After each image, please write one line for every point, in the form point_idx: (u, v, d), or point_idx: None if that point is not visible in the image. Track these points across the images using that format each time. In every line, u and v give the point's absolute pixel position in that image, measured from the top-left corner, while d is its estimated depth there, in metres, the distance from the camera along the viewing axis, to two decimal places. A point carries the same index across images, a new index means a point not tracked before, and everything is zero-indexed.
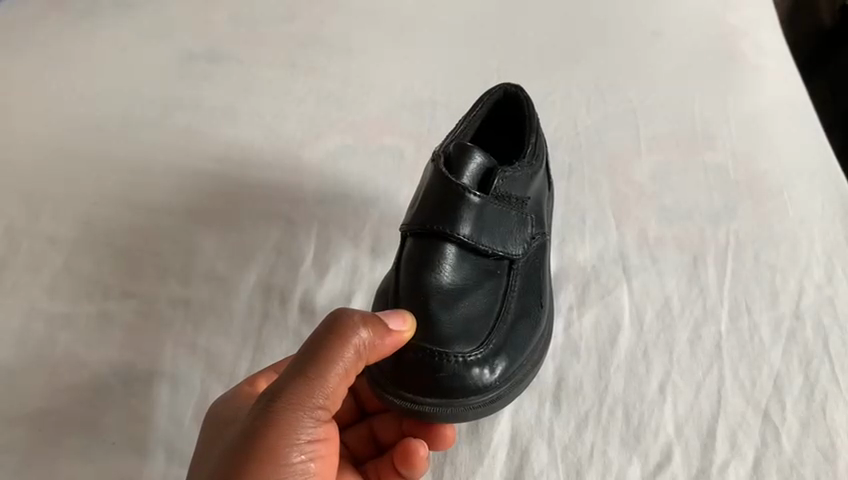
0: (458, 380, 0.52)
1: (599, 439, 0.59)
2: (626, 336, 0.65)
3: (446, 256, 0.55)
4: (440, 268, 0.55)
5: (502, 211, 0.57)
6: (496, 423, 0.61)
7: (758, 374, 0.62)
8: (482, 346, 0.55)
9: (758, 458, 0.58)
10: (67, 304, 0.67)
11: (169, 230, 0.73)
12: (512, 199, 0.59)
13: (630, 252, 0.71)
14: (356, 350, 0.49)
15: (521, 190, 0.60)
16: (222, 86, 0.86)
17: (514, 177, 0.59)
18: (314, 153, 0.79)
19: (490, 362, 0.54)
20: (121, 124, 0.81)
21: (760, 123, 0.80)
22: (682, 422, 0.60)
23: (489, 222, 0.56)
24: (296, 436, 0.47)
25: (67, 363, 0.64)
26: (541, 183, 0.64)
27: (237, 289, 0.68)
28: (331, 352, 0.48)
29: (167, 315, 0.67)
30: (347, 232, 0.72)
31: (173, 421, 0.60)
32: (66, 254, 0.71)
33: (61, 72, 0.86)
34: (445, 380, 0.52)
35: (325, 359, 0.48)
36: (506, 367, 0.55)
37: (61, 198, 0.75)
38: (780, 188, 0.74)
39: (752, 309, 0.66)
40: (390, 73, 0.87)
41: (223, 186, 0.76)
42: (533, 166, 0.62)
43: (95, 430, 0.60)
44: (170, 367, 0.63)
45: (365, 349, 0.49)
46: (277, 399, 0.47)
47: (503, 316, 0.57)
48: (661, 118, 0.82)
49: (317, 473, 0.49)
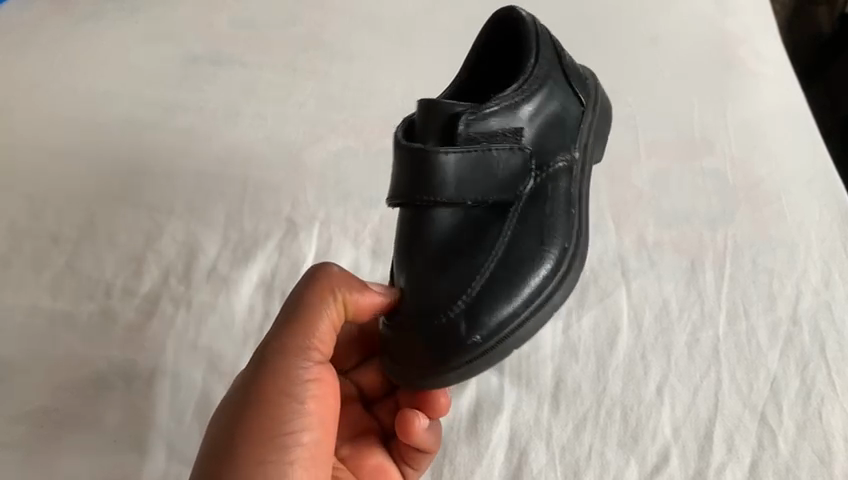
0: (439, 351, 0.51)
1: (598, 440, 0.60)
2: (624, 338, 0.66)
3: (430, 225, 0.54)
4: (423, 238, 0.54)
5: (481, 156, 0.53)
6: (495, 424, 0.62)
7: (755, 378, 0.62)
8: (473, 305, 0.52)
9: (754, 461, 0.58)
10: (68, 303, 0.68)
11: (171, 229, 0.73)
12: (493, 139, 0.54)
13: (628, 255, 0.72)
14: (334, 295, 0.56)
15: (504, 126, 0.55)
16: (224, 88, 0.86)
17: (490, 117, 0.54)
18: (315, 153, 0.80)
19: (480, 323, 0.52)
20: (122, 125, 0.82)
21: (758, 129, 0.80)
22: (679, 425, 0.61)
23: (465, 174, 0.53)
24: (290, 372, 0.53)
25: (69, 361, 0.64)
26: (544, 106, 0.58)
27: (238, 289, 0.69)
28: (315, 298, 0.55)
29: (168, 315, 0.67)
30: (347, 233, 0.73)
31: (173, 419, 0.61)
32: (68, 253, 0.71)
33: (63, 73, 0.87)
34: (427, 355, 0.52)
35: (308, 304, 0.55)
36: (500, 322, 0.52)
37: (63, 197, 0.75)
38: (777, 193, 0.74)
39: (750, 312, 0.66)
40: (391, 76, 0.88)
41: (225, 185, 0.77)
42: (521, 94, 0.56)
43: (97, 428, 0.61)
44: (171, 365, 0.64)
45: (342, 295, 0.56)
46: (271, 342, 0.54)
47: (505, 266, 0.54)
48: (660, 122, 0.83)
49: (317, 414, 0.53)
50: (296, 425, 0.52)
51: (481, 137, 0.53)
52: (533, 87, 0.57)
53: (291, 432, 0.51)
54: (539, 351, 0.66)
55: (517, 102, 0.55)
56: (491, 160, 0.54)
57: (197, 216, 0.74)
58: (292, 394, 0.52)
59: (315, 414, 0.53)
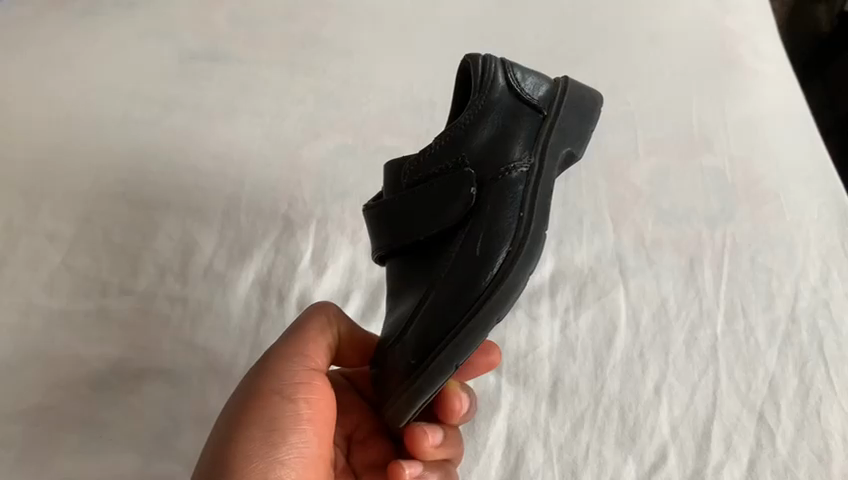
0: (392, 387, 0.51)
1: (595, 439, 0.60)
2: (622, 337, 0.66)
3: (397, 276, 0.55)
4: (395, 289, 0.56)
5: (417, 195, 0.52)
6: (492, 424, 0.63)
7: (754, 376, 0.62)
8: (417, 336, 0.50)
9: (752, 460, 0.58)
10: (64, 300, 0.68)
11: (167, 226, 0.73)
12: (433, 171, 0.53)
13: (627, 253, 0.71)
14: (330, 315, 0.59)
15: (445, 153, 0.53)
16: (222, 84, 0.86)
17: (423, 157, 0.53)
18: (313, 151, 0.79)
19: (418, 352, 0.50)
20: (118, 122, 0.81)
21: (757, 127, 0.80)
22: (677, 424, 0.61)
23: (406, 217, 0.53)
24: (290, 376, 0.55)
25: (65, 358, 0.64)
26: (489, 126, 0.54)
27: (235, 288, 0.69)
28: (313, 316, 0.58)
29: (165, 313, 0.67)
30: (345, 231, 0.72)
31: (170, 417, 0.61)
32: (64, 251, 0.71)
33: (60, 69, 0.86)
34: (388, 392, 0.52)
35: (307, 321, 0.58)
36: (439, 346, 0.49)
37: (59, 194, 0.75)
38: (776, 191, 0.74)
39: (748, 311, 0.66)
40: (389, 73, 0.87)
41: (222, 182, 0.76)
42: (457, 125, 0.54)
43: (94, 426, 0.61)
44: (167, 364, 0.64)
45: (336, 316, 0.60)
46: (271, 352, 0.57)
47: (456, 290, 0.50)
48: (658, 120, 0.83)
49: (311, 418, 0.55)
50: (286, 424, 0.54)
51: (419, 178, 0.53)
52: (474, 109, 0.54)
53: (279, 430, 0.53)
54: (536, 350, 0.66)
55: (451, 132, 0.54)
56: (429, 190, 0.52)
57: (194, 213, 0.74)
58: (290, 395, 0.54)
59: (308, 418, 0.55)
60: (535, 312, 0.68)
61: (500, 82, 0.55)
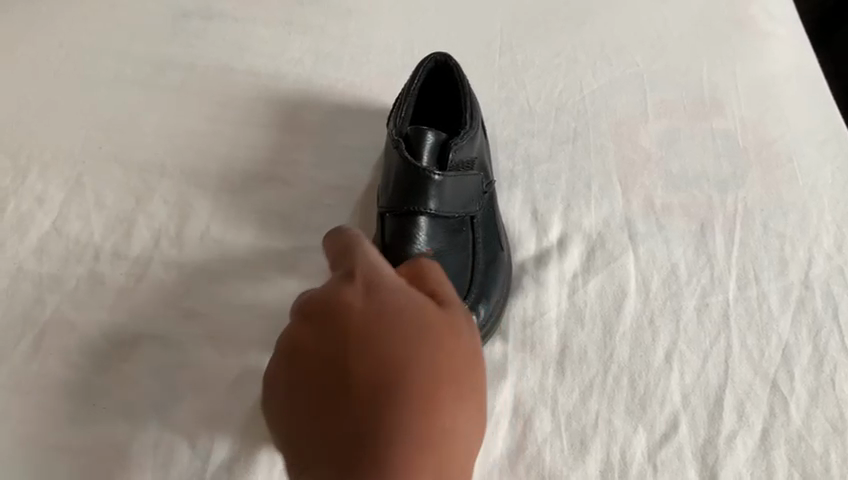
0: None
1: (604, 407, 0.58)
2: (632, 303, 0.63)
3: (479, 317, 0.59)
4: None
5: (445, 228, 0.62)
6: (498, 392, 0.58)
7: (766, 344, 0.61)
8: None
9: (765, 429, 0.57)
10: (54, 266, 0.64)
11: (161, 188, 0.70)
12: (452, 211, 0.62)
13: (636, 219, 0.69)
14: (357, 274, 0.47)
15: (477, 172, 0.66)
16: (216, 44, 0.83)
17: (474, 180, 0.63)
18: (311, 115, 0.77)
19: None
20: (111, 84, 0.79)
21: (771, 88, 0.78)
22: (688, 392, 0.59)
23: (439, 238, 0.61)
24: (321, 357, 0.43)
25: (54, 327, 0.61)
26: (461, 147, 0.63)
27: (233, 250, 0.66)
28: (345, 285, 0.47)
29: (159, 278, 0.64)
30: (346, 195, 0.70)
31: (166, 386, 0.58)
32: (54, 215, 0.68)
33: (46, 28, 0.83)
34: None
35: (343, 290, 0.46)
36: None
37: (48, 157, 0.72)
38: (791, 154, 0.72)
39: (760, 278, 0.65)
40: (390, 33, 0.85)
41: (219, 146, 0.74)
42: (473, 152, 0.65)
43: (87, 397, 0.58)
44: (164, 329, 0.61)
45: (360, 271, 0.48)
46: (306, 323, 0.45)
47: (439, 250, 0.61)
48: (668, 82, 0.80)
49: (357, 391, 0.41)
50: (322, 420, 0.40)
51: (451, 208, 0.62)
52: (474, 147, 0.65)
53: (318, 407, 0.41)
54: (543, 316, 0.62)
55: (471, 157, 0.65)
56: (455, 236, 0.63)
57: (191, 176, 0.71)
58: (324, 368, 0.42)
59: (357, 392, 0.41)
60: (542, 278, 0.65)
61: (480, 141, 0.67)
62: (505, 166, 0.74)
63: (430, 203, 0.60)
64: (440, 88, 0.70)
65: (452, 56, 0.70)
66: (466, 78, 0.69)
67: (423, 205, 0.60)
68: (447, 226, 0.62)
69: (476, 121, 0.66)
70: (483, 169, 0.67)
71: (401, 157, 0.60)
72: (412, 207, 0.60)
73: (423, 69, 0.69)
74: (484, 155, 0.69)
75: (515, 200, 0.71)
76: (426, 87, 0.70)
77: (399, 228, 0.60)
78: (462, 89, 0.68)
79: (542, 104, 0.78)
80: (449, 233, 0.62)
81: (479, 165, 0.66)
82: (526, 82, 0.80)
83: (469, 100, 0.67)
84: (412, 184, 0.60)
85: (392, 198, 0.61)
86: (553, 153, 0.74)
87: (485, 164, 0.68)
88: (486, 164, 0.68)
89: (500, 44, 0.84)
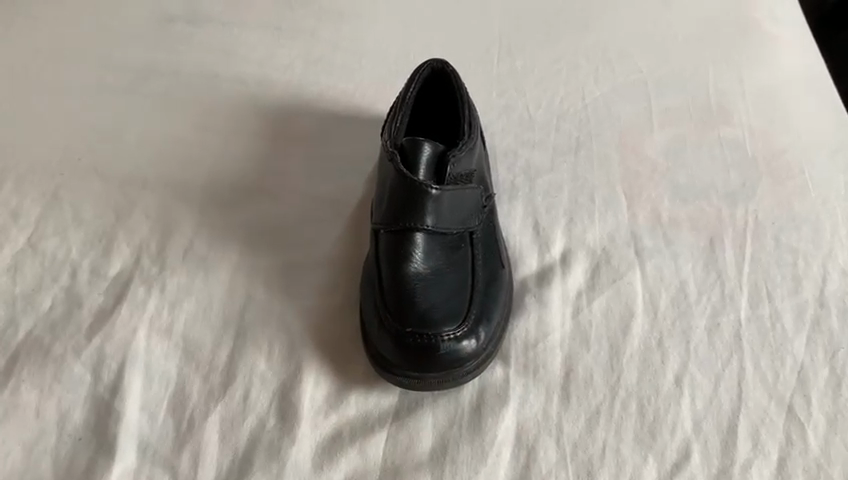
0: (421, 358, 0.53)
1: (612, 435, 0.54)
2: (639, 323, 0.60)
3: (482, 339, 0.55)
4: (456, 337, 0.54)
5: (445, 244, 0.58)
6: (500, 419, 0.54)
7: (781, 366, 0.57)
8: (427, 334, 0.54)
9: (782, 457, 0.53)
10: (29, 285, 0.61)
11: (142, 201, 0.67)
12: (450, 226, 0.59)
13: (643, 233, 0.66)
14: None
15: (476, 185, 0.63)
16: (203, 51, 0.80)
17: (474, 194, 0.60)
18: (302, 124, 0.74)
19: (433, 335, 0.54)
20: (92, 91, 0.75)
21: (780, 95, 0.75)
22: (700, 419, 0.55)
23: (438, 255, 0.58)
24: None
25: (26, 349, 0.57)
26: (460, 158, 0.60)
27: (219, 267, 0.62)
28: None
29: (139, 296, 0.60)
30: (338, 208, 0.67)
31: (144, 413, 0.54)
32: (29, 230, 0.64)
33: (25, 33, 0.79)
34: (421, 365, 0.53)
35: None
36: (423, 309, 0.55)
37: (23, 168, 0.68)
38: (802, 164, 0.69)
39: (773, 295, 0.61)
40: (385, 39, 0.82)
41: (205, 157, 0.71)
42: (471, 165, 0.62)
43: (58, 425, 0.53)
44: (143, 352, 0.57)
45: None
46: None
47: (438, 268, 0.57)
48: (673, 89, 0.77)
49: None
50: None
51: (450, 223, 0.58)
52: (472, 159, 0.62)
53: None
54: (547, 338, 0.59)
55: (470, 169, 0.61)
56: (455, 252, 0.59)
57: (175, 188, 0.68)
58: None
59: None
60: (545, 297, 0.62)
61: (479, 152, 0.64)
62: (505, 178, 0.71)
63: (428, 218, 0.57)
64: (436, 96, 0.67)
65: (449, 62, 0.67)
66: (463, 87, 0.66)
67: (420, 221, 0.57)
68: (446, 243, 0.59)
69: (475, 131, 0.63)
70: (482, 182, 0.64)
71: (396, 170, 0.57)
72: (410, 224, 0.57)
73: (419, 76, 0.65)
74: (482, 168, 0.66)
75: (515, 214, 0.68)
76: (421, 96, 0.67)
77: (396, 246, 0.57)
78: (459, 98, 0.65)
79: (542, 112, 0.75)
80: (449, 249, 0.59)
81: (477, 179, 0.63)
82: (526, 90, 0.77)
83: (468, 109, 0.64)
84: (409, 198, 0.56)
85: (387, 214, 0.58)
86: (555, 164, 0.71)
87: (483, 178, 0.65)
88: (484, 177, 0.65)
89: (498, 50, 0.81)
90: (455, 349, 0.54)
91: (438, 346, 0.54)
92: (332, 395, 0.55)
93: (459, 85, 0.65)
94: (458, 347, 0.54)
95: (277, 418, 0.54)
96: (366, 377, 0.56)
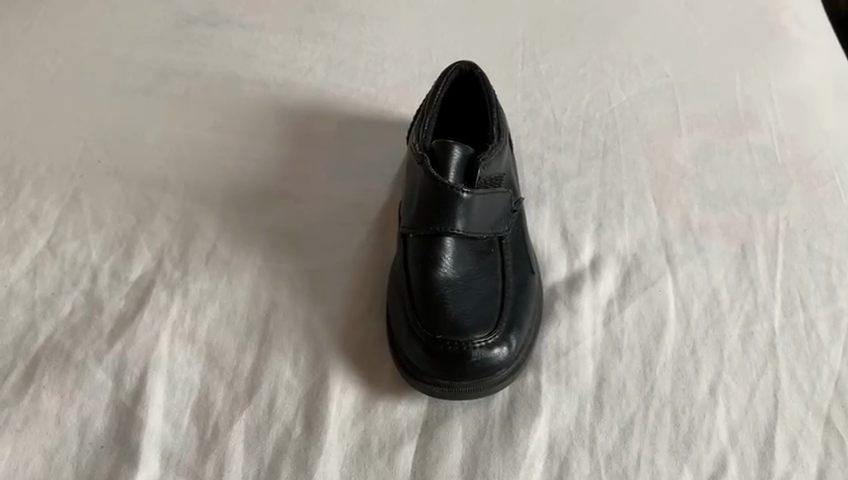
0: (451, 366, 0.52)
1: (646, 447, 0.52)
2: (672, 331, 0.59)
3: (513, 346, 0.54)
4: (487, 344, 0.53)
5: (474, 249, 0.57)
6: (532, 429, 0.53)
7: (817, 376, 0.55)
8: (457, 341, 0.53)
9: (821, 470, 0.51)
10: (48, 288, 0.59)
11: (163, 204, 0.66)
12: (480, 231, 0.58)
13: (673, 240, 0.64)
14: None
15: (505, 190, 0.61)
16: (224, 53, 0.79)
17: (503, 198, 0.59)
18: (325, 127, 0.73)
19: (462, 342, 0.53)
20: (111, 92, 0.74)
21: (810, 100, 0.74)
22: (736, 429, 0.53)
23: (467, 260, 0.57)
24: None
25: (46, 354, 0.56)
26: (490, 162, 0.59)
27: (242, 271, 0.61)
28: None
29: (161, 300, 0.59)
30: (363, 213, 0.66)
31: (166, 420, 0.53)
32: (48, 232, 0.63)
33: (44, 33, 0.79)
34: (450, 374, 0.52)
35: None
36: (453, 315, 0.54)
37: (42, 169, 0.67)
38: (835, 170, 0.68)
39: (808, 304, 0.60)
40: (407, 42, 0.81)
41: (226, 160, 0.70)
42: (500, 169, 0.61)
43: (79, 431, 0.52)
44: (166, 358, 0.56)
45: None
46: None
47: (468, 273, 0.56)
48: (701, 94, 0.76)
49: None
50: None
51: (480, 228, 0.57)
52: (502, 163, 0.61)
53: None
54: (578, 346, 0.58)
55: (499, 173, 0.60)
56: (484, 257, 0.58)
57: (196, 191, 0.67)
58: None
59: None
60: (576, 304, 0.60)
61: (508, 157, 0.63)
62: (532, 183, 0.69)
63: (457, 222, 0.56)
64: (464, 99, 0.66)
65: (477, 65, 0.66)
66: (492, 90, 0.65)
67: (450, 225, 0.56)
68: (476, 248, 0.57)
69: (505, 135, 0.62)
70: (511, 187, 0.62)
71: (426, 173, 0.56)
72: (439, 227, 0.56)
73: (447, 79, 0.65)
74: (512, 172, 0.64)
75: (543, 220, 0.67)
76: (449, 99, 0.66)
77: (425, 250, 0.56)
78: (488, 102, 0.64)
79: (568, 116, 0.74)
80: (478, 255, 0.58)
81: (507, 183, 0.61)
82: (551, 94, 0.76)
83: (497, 113, 0.63)
84: (438, 202, 0.55)
85: (416, 218, 0.57)
86: (582, 169, 0.70)
87: (512, 182, 0.63)
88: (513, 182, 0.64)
89: (522, 54, 0.80)
90: (486, 357, 0.52)
91: (468, 353, 0.52)
92: (358, 403, 0.54)
93: (488, 88, 0.64)
94: (489, 354, 0.53)
95: (304, 426, 0.52)
96: (394, 385, 0.55)
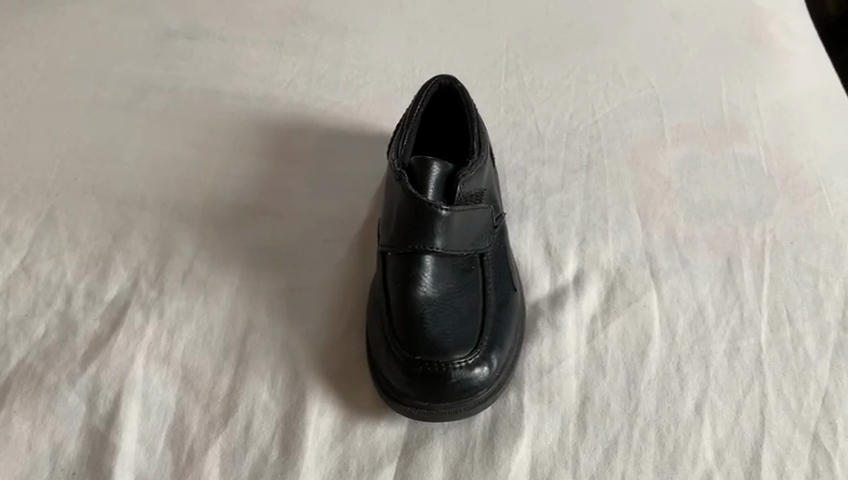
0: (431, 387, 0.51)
1: (630, 467, 0.51)
2: (656, 348, 0.58)
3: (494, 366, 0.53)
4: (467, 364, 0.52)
5: (454, 267, 0.56)
6: (514, 451, 0.52)
7: (804, 392, 0.54)
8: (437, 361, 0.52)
9: None
10: (22, 309, 0.58)
11: (140, 222, 0.65)
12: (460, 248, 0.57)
13: (658, 254, 0.63)
14: None
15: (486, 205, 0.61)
16: (204, 67, 0.78)
17: (484, 214, 0.58)
18: (305, 142, 0.72)
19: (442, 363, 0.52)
20: (88, 108, 0.73)
21: (795, 110, 0.73)
22: (722, 448, 0.52)
23: (447, 277, 0.56)
24: None
25: (18, 378, 0.54)
26: (470, 177, 0.58)
27: (219, 290, 0.60)
28: None
29: (137, 321, 0.58)
30: (343, 229, 0.65)
31: (140, 445, 0.52)
32: (22, 252, 0.62)
33: (22, 48, 0.78)
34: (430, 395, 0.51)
35: None
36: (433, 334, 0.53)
37: (17, 187, 0.66)
38: (821, 181, 0.67)
39: (794, 318, 0.59)
40: (390, 55, 0.80)
41: (205, 175, 0.69)
42: (481, 184, 0.60)
43: (50, 457, 0.51)
44: (141, 380, 0.55)
45: None
46: None
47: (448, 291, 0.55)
48: (686, 105, 0.75)
49: None
50: None
51: (460, 245, 0.56)
52: (482, 178, 0.60)
53: None
54: (561, 364, 0.57)
55: (479, 188, 0.59)
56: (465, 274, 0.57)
57: (173, 208, 0.66)
58: None
59: None
60: (559, 321, 0.60)
61: (489, 171, 0.62)
62: (515, 197, 0.69)
63: (437, 239, 0.55)
64: (445, 113, 0.65)
65: (457, 79, 0.65)
66: (472, 104, 0.64)
67: (429, 242, 0.55)
68: (456, 265, 0.57)
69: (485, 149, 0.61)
70: (492, 202, 0.62)
71: (404, 190, 0.55)
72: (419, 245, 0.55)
73: (427, 93, 0.64)
74: (493, 187, 0.64)
75: (526, 235, 0.66)
76: (429, 113, 0.65)
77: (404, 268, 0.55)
78: (468, 116, 0.63)
79: (551, 129, 0.74)
80: (459, 272, 0.57)
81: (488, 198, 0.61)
82: (535, 106, 0.76)
83: (477, 127, 0.63)
84: (417, 219, 0.54)
85: (395, 236, 0.56)
86: (566, 182, 0.69)
87: (494, 197, 0.63)
88: (495, 197, 0.63)
89: (506, 66, 0.80)
90: (467, 377, 0.51)
91: (448, 374, 0.51)
92: (337, 425, 0.53)
93: (468, 102, 0.64)
94: (470, 375, 0.52)
95: (280, 450, 0.51)
96: (373, 406, 0.54)
